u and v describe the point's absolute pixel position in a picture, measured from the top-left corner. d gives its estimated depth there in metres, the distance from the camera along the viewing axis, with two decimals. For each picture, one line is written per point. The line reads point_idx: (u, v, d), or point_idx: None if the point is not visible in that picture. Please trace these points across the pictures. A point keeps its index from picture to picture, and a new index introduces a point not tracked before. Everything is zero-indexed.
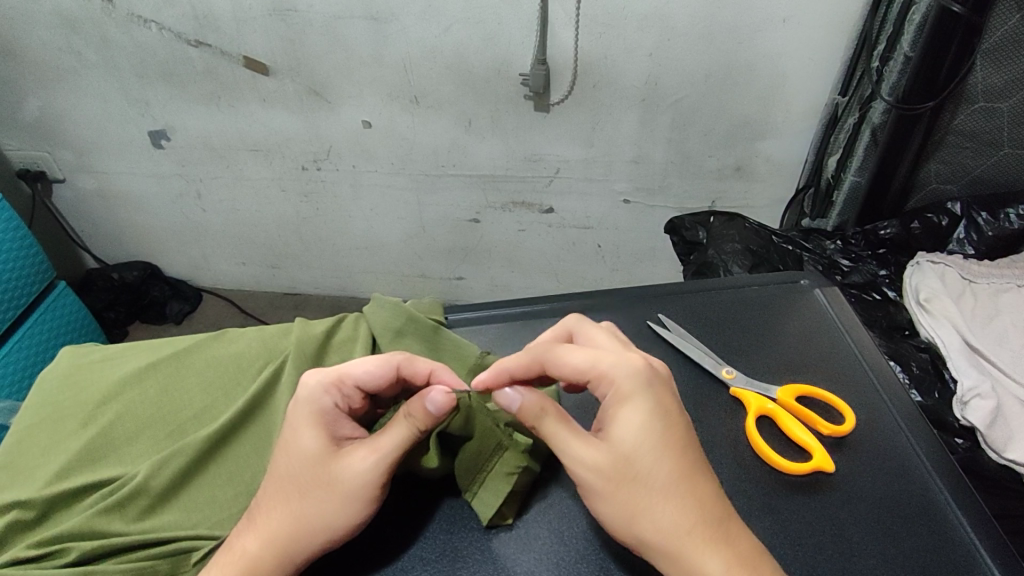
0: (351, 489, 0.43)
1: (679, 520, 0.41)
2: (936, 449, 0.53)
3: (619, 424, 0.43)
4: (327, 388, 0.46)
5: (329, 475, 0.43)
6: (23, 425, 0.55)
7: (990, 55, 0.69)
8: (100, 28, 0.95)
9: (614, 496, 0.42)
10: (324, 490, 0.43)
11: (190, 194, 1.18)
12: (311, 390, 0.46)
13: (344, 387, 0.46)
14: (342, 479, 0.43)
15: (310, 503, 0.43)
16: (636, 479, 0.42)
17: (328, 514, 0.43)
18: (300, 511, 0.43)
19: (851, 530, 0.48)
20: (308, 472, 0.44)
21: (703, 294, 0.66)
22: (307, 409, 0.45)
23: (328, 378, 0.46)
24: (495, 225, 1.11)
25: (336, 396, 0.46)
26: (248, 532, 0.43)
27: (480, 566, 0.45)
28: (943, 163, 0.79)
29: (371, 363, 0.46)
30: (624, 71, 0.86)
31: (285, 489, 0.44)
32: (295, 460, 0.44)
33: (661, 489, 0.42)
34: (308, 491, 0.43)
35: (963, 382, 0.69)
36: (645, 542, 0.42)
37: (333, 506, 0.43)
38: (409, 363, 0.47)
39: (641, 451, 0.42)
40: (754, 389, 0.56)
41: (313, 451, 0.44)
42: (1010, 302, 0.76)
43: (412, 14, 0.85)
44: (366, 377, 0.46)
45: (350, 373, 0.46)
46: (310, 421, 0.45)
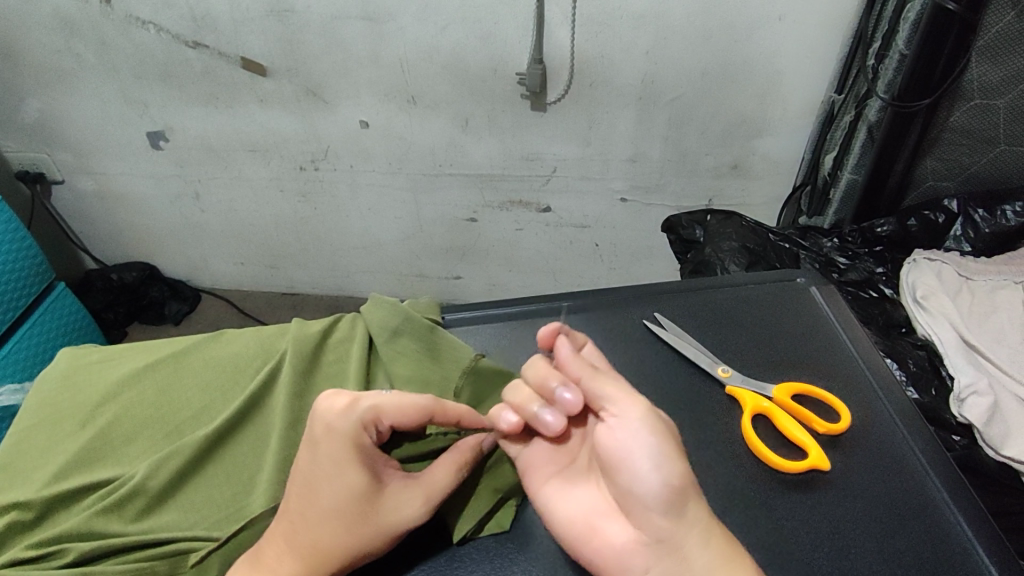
0: (400, 530, 0.44)
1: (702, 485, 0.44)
2: (932, 445, 0.53)
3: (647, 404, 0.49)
4: (365, 426, 0.44)
5: (378, 513, 0.44)
6: (22, 426, 0.55)
7: (986, 52, 0.69)
8: (98, 29, 0.95)
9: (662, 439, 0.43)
10: (372, 528, 0.43)
11: (188, 195, 1.18)
12: (349, 430, 0.43)
13: (378, 425, 0.45)
14: (392, 519, 0.44)
15: (359, 538, 0.43)
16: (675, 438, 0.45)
17: (375, 548, 0.44)
18: (353, 547, 0.43)
19: (847, 528, 0.48)
20: (356, 509, 0.43)
21: (700, 293, 0.66)
22: (349, 448, 0.43)
23: (364, 416, 0.44)
24: (493, 224, 1.11)
25: (371, 433, 0.45)
26: (292, 557, 0.42)
27: (478, 566, 0.47)
28: (939, 159, 0.79)
29: (408, 410, 0.45)
30: (620, 69, 0.86)
31: (332, 526, 0.43)
32: (342, 495, 0.43)
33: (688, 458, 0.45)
34: (357, 527, 0.43)
35: (961, 380, 0.69)
36: (691, 483, 0.41)
37: (381, 542, 0.44)
38: (441, 411, 0.47)
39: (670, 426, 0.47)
40: (750, 388, 0.56)
41: (360, 489, 0.43)
42: (1008, 299, 0.76)
43: (408, 13, 0.85)
44: (400, 420, 0.45)
45: (388, 417, 0.45)
46: (353, 460, 0.43)
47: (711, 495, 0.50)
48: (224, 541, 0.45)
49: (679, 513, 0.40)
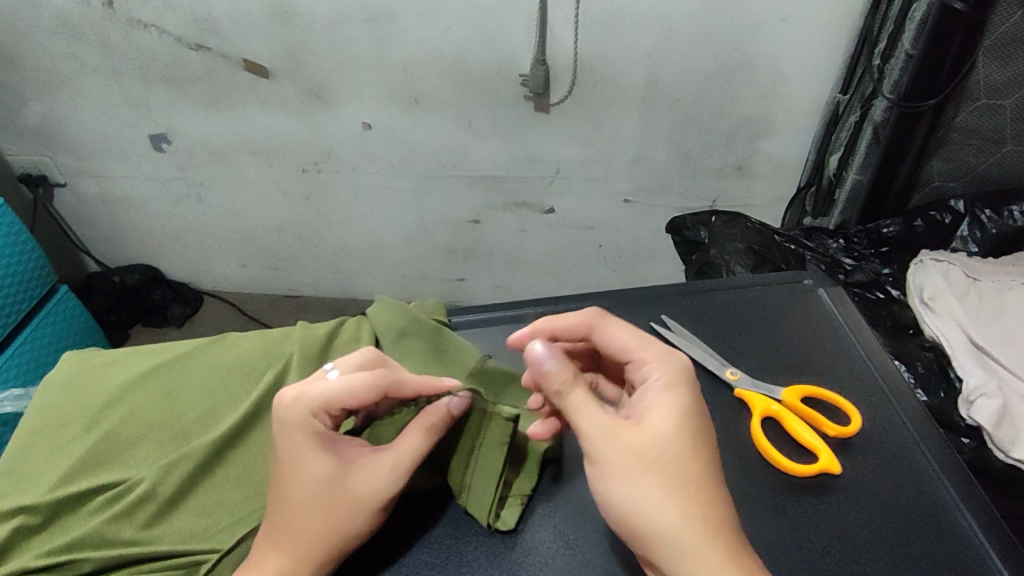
0: (375, 504, 0.43)
1: (701, 510, 0.41)
2: (943, 449, 0.53)
3: (653, 413, 0.43)
4: (315, 413, 0.44)
5: (346, 494, 0.43)
6: (27, 430, 0.55)
7: (993, 52, 0.69)
8: (100, 32, 0.95)
9: (630, 478, 0.42)
10: (347, 509, 0.43)
11: (191, 198, 1.18)
12: (299, 419, 0.43)
13: (331, 410, 0.44)
14: (364, 494, 0.43)
15: (336, 519, 0.43)
16: (661, 461, 0.42)
17: (359, 527, 0.43)
18: (330, 531, 0.43)
19: (858, 533, 0.47)
20: (326, 493, 0.43)
21: (707, 295, 0.66)
22: (303, 436, 0.43)
23: (313, 403, 0.44)
24: (496, 226, 1.11)
25: (324, 418, 0.44)
26: (275, 550, 0.42)
27: (486, 569, 0.45)
28: (946, 159, 0.79)
29: (359, 389, 0.44)
30: (625, 70, 0.86)
31: (304, 513, 0.42)
32: (305, 482, 0.43)
33: (689, 478, 0.41)
34: (331, 510, 0.43)
35: (968, 382, 0.68)
36: (650, 527, 0.41)
37: (361, 518, 0.43)
38: (395, 385, 0.46)
39: (670, 439, 0.42)
40: (759, 390, 0.56)
41: (326, 473, 0.43)
42: (1015, 301, 0.75)
43: (411, 15, 0.84)
44: (353, 402, 0.44)
45: (339, 400, 0.44)
46: (311, 446, 0.43)
47: None
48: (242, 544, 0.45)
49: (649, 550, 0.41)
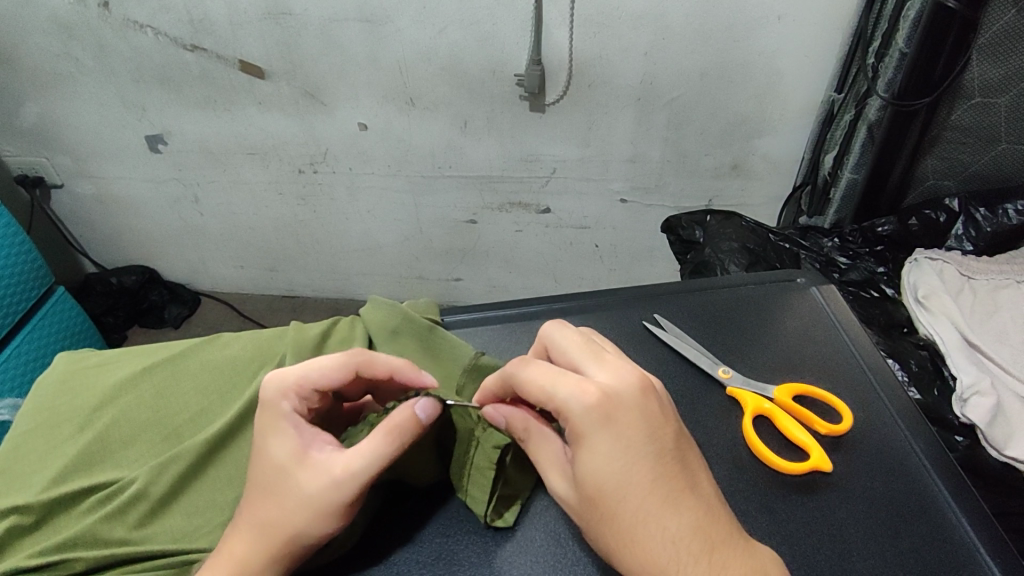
0: (320, 503, 0.42)
1: (658, 539, 0.38)
2: (935, 447, 0.53)
3: (580, 457, 0.39)
4: (286, 393, 0.45)
5: (298, 486, 0.42)
6: (20, 431, 0.55)
7: (986, 50, 0.69)
8: (96, 33, 0.95)
9: (587, 523, 0.40)
10: (294, 500, 0.42)
11: (188, 199, 1.18)
12: (270, 397, 0.45)
13: (302, 391, 0.45)
14: (311, 489, 0.42)
15: (281, 512, 0.42)
16: (602, 504, 0.39)
17: (302, 524, 0.42)
18: (278, 521, 0.42)
19: (848, 530, 0.48)
20: (278, 481, 0.43)
21: (700, 294, 0.66)
22: (270, 416, 0.45)
23: (287, 382, 0.45)
24: (493, 226, 1.11)
25: (295, 399, 0.45)
26: (236, 536, 0.43)
27: (476, 568, 0.45)
28: (940, 158, 0.79)
29: (328, 364, 0.45)
30: (619, 70, 0.86)
31: (261, 498, 0.43)
32: (267, 466, 0.44)
33: (635, 513, 0.38)
34: (282, 501, 0.42)
35: (963, 380, 0.68)
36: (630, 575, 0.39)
37: (305, 517, 0.42)
38: (369, 364, 0.46)
39: (602, 480, 0.38)
40: (751, 389, 0.56)
41: (284, 461, 0.43)
42: (1009, 299, 0.76)
43: (406, 15, 0.85)
44: (324, 379, 0.45)
45: (310, 377, 0.45)
46: (276, 429, 0.44)
47: None
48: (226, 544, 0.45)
49: None
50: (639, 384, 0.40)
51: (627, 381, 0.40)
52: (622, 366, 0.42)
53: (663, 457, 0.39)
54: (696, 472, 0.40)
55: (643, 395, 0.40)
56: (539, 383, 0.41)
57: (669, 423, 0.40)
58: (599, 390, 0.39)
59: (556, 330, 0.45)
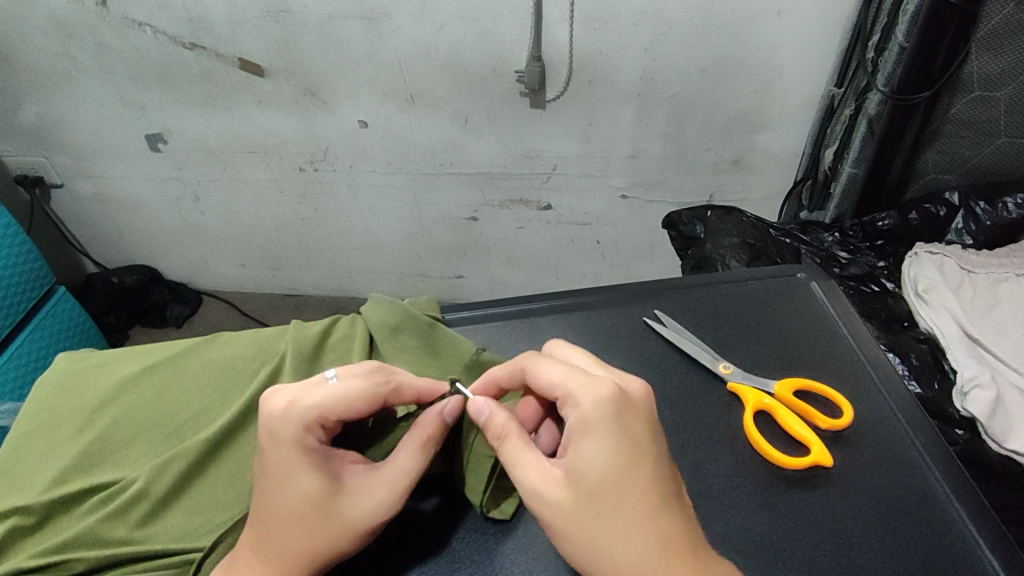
0: (367, 527, 0.42)
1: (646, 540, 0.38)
2: (935, 441, 0.53)
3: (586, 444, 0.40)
4: (310, 426, 0.42)
5: (339, 514, 0.42)
6: (19, 432, 0.55)
7: (985, 45, 0.69)
8: (94, 31, 0.95)
9: (569, 518, 0.39)
10: (335, 528, 0.42)
11: (188, 197, 1.18)
12: (294, 432, 0.41)
13: (324, 421, 0.43)
14: (355, 515, 0.42)
15: (323, 542, 0.41)
16: (595, 495, 0.39)
17: (346, 548, 0.42)
18: (318, 548, 0.41)
19: (848, 524, 0.48)
20: (314, 513, 0.41)
21: (700, 289, 0.66)
22: (296, 451, 0.41)
23: (310, 415, 0.42)
24: (494, 223, 1.11)
25: (316, 431, 0.43)
26: (263, 564, 0.41)
27: (479, 565, 0.45)
28: (940, 152, 0.79)
29: (359, 406, 0.43)
30: (619, 66, 0.86)
31: (290, 533, 0.41)
32: (295, 502, 0.41)
33: (630, 508, 0.38)
34: (321, 531, 0.42)
35: (963, 373, 0.69)
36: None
37: (352, 542, 0.42)
38: (396, 393, 0.45)
39: (602, 472, 0.38)
40: (751, 384, 0.57)
41: (317, 493, 0.42)
42: (1009, 292, 0.76)
43: (405, 13, 0.84)
44: (352, 414, 0.43)
45: (336, 412, 0.42)
46: (305, 462, 0.42)
47: (712, 492, 0.50)
48: (220, 545, 0.45)
49: None
50: (645, 390, 0.42)
51: (636, 386, 0.42)
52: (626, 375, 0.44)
53: (662, 459, 0.40)
54: (679, 486, 0.41)
55: (648, 399, 0.42)
56: (556, 373, 0.42)
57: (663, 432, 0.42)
58: (614, 385, 0.41)
59: (563, 347, 0.48)
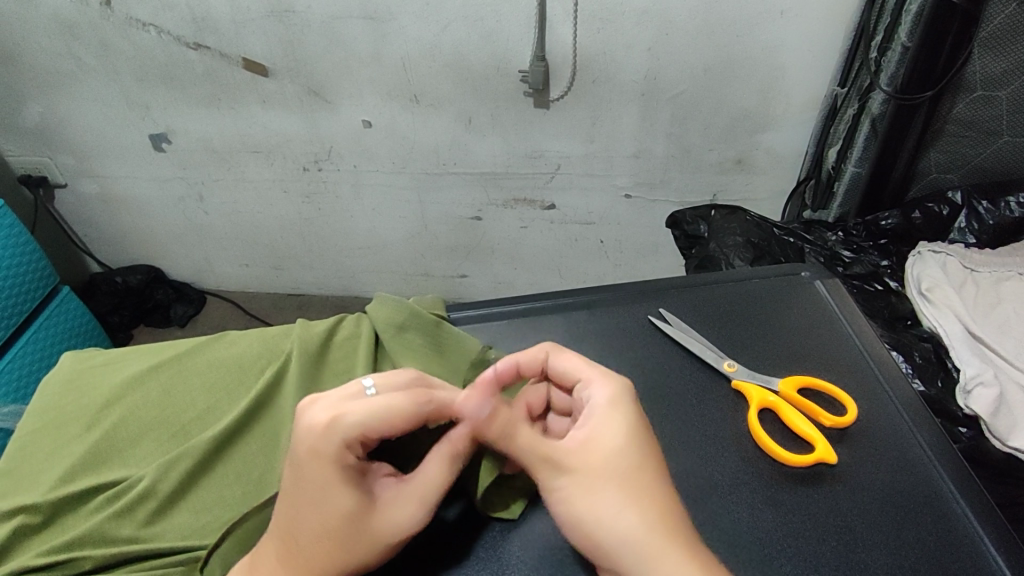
0: (397, 540, 0.43)
1: (662, 516, 0.40)
2: (939, 439, 0.53)
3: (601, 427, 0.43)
4: (351, 446, 0.41)
5: (372, 531, 0.42)
6: (26, 430, 0.55)
7: (988, 44, 0.69)
8: (99, 31, 0.95)
9: (603, 475, 0.41)
10: (365, 543, 0.41)
11: (192, 197, 1.18)
12: (338, 454, 0.41)
13: (364, 440, 0.42)
14: (385, 530, 0.42)
15: (352, 558, 0.41)
16: (615, 471, 0.41)
17: (374, 560, 0.42)
18: (348, 564, 0.41)
19: (854, 522, 0.48)
20: (348, 532, 0.41)
21: (704, 289, 0.67)
22: (335, 470, 0.41)
23: (353, 436, 0.41)
24: (497, 223, 1.11)
25: (355, 449, 0.42)
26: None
27: (486, 562, 0.46)
28: (943, 151, 0.79)
29: (400, 425, 0.42)
30: (623, 66, 0.86)
31: (323, 549, 0.41)
32: (329, 520, 0.41)
33: (655, 469, 0.42)
34: (352, 547, 0.41)
35: (967, 371, 0.69)
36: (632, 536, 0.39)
37: (381, 555, 0.42)
38: (435, 412, 0.45)
39: (622, 451, 0.41)
40: (756, 382, 0.57)
41: (352, 511, 0.41)
42: (1012, 291, 0.76)
43: (409, 12, 0.85)
44: (391, 433, 0.43)
45: (378, 432, 0.42)
46: (343, 482, 0.41)
47: (718, 489, 0.50)
48: (227, 543, 0.45)
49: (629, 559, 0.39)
50: None
51: None
52: None
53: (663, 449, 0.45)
54: None
55: None
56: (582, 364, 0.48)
57: None
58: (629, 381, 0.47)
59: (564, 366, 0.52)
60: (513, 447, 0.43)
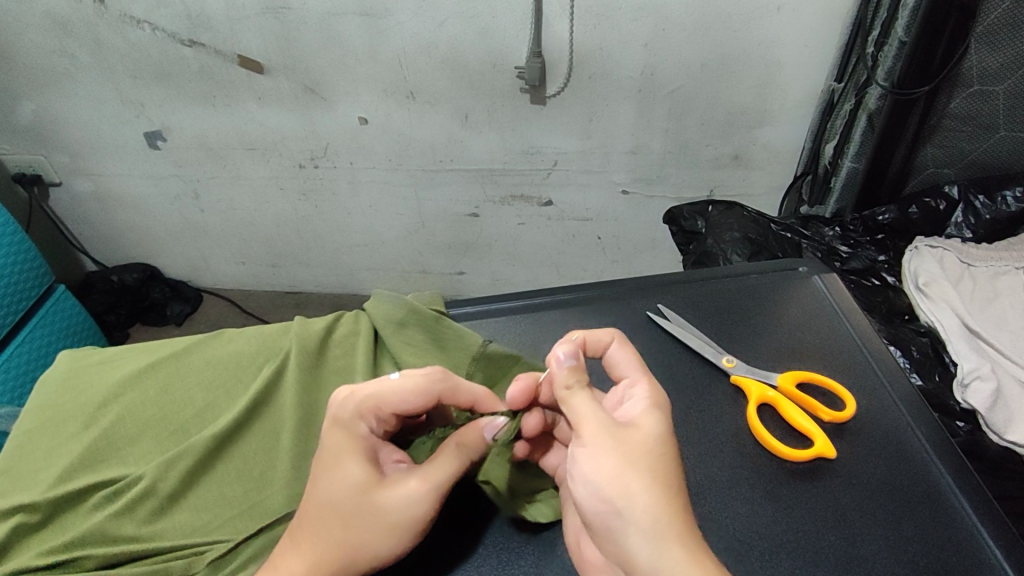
0: (400, 521, 0.43)
1: (680, 509, 0.38)
2: (936, 433, 0.53)
3: (643, 414, 0.43)
4: (364, 414, 0.45)
5: (375, 505, 0.43)
6: (24, 429, 0.55)
7: (984, 38, 0.69)
8: (92, 29, 0.94)
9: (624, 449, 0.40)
10: (372, 520, 0.43)
11: (188, 195, 1.17)
12: (348, 416, 0.45)
13: (380, 412, 0.45)
14: (393, 509, 0.43)
15: (357, 534, 0.42)
16: (651, 457, 0.40)
17: (378, 543, 0.42)
18: (351, 541, 0.42)
19: (853, 515, 0.48)
20: (351, 503, 0.43)
21: (703, 284, 0.67)
22: (347, 436, 0.44)
23: (366, 404, 0.45)
24: (494, 219, 1.11)
25: (371, 421, 0.45)
26: (294, 554, 0.42)
27: (485, 560, 0.46)
28: (940, 146, 0.79)
29: (412, 399, 0.45)
30: (620, 62, 0.86)
31: (326, 520, 0.42)
32: (337, 488, 0.43)
33: (674, 463, 0.41)
34: (354, 520, 0.43)
35: (963, 366, 0.69)
36: (637, 508, 0.38)
37: (384, 536, 0.42)
38: (451, 393, 0.46)
39: (652, 436, 0.42)
40: (755, 377, 0.57)
41: (358, 482, 0.43)
42: (1009, 285, 0.77)
43: (405, 9, 0.84)
44: (404, 408, 0.45)
45: (390, 403, 0.45)
46: (353, 449, 0.44)
47: (716, 485, 0.50)
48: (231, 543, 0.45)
49: (627, 533, 0.38)
50: None
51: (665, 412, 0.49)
52: None
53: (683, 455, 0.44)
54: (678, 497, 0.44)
55: None
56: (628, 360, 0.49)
57: None
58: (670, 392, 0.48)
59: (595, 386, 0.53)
60: (568, 406, 0.43)
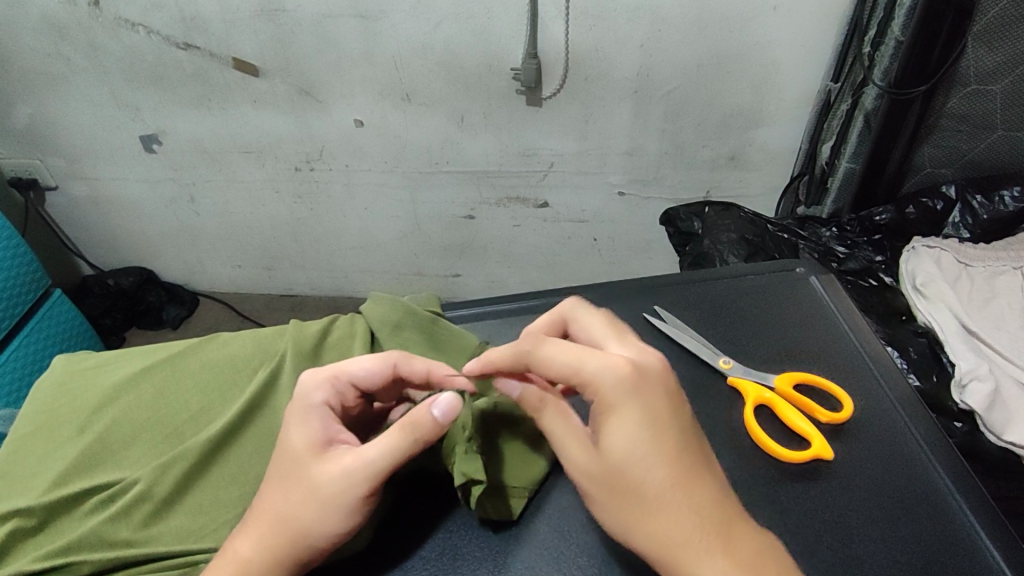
0: (330, 496, 0.41)
1: (680, 529, 0.38)
2: (934, 434, 0.53)
3: (605, 434, 0.40)
4: (321, 384, 0.45)
5: (311, 479, 0.42)
6: (19, 434, 0.55)
7: (982, 37, 0.69)
8: (87, 32, 0.94)
9: (604, 491, 0.40)
10: (305, 494, 0.42)
11: (184, 198, 1.17)
12: (305, 385, 0.46)
13: (338, 382, 0.46)
14: (325, 483, 0.42)
15: (293, 508, 0.42)
16: (629, 488, 0.39)
17: (312, 521, 0.41)
18: (287, 515, 0.42)
19: (850, 516, 0.48)
20: (291, 474, 0.43)
21: (700, 286, 0.66)
22: (300, 405, 0.45)
23: (325, 374, 0.46)
24: (491, 222, 1.11)
25: (328, 392, 0.46)
26: (242, 534, 0.42)
27: (481, 563, 0.45)
28: (936, 146, 0.79)
29: (368, 362, 0.46)
30: (616, 63, 0.86)
31: (272, 492, 0.43)
32: (284, 460, 0.44)
33: (653, 483, 0.39)
34: (292, 494, 0.42)
35: (962, 366, 0.69)
36: (644, 544, 0.39)
37: (316, 512, 0.41)
38: (406, 361, 0.47)
39: (623, 463, 0.39)
40: (752, 378, 0.57)
41: (299, 454, 0.43)
42: (1007, 285, 0.77)
43: (400, 11, 0.84)
44: (362, 375, 0.46)
45: (347, 369, 0.46)
46: (302, 418, 0.44)
47: None
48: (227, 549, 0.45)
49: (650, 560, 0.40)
50: (663, 364, 0.43)
51: (650, 358, 0.43)
52: (643, 348, 0.44)
53: (686, 431, 0.41)
54: (712, 457, 0.42)
55: (665, 369, 0.43)
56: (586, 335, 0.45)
57: (685, 407, 0.42)
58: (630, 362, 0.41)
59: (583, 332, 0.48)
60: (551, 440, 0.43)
